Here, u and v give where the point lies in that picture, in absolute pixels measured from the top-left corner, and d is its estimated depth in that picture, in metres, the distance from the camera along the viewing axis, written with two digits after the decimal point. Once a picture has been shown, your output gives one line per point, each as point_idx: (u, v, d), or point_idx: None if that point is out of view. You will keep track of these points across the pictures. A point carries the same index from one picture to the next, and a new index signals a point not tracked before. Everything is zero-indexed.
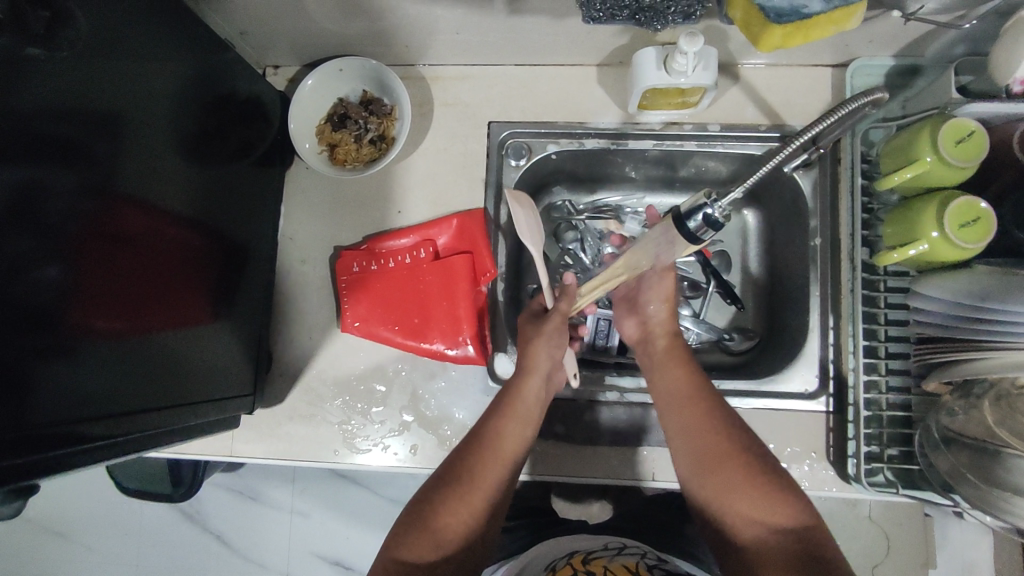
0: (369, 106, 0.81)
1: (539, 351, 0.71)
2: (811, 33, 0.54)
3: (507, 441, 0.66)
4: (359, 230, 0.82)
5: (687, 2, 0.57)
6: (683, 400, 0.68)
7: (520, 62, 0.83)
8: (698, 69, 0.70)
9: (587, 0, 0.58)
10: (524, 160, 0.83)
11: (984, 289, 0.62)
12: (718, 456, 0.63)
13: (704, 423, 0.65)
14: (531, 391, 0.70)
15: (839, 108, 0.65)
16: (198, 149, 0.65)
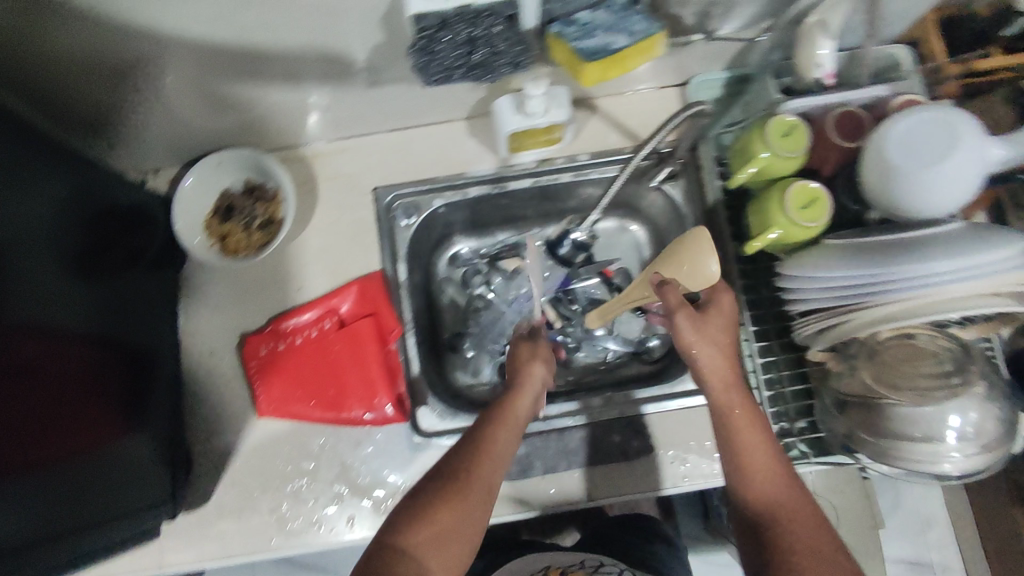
0: (254, 193, 0.83)
1: (536, 369, 0.74)
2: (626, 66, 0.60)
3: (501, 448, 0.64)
4: (263, 313, 0.82)
5: (512, 55, 0.63)
6: (767, 467, 0.60)
7: (393, 128, 0.87)
8: (550, 108, 0.76)
9: (422, 64, 0.61)
10: (413, 218, 0.87)
11: (841, 258, 0.66)
12: (818, 543, 0.57)
13: (795, 501, 0.59)
14: (522, 406, 0.69)
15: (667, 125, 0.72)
16: (87, 266, 0.66)
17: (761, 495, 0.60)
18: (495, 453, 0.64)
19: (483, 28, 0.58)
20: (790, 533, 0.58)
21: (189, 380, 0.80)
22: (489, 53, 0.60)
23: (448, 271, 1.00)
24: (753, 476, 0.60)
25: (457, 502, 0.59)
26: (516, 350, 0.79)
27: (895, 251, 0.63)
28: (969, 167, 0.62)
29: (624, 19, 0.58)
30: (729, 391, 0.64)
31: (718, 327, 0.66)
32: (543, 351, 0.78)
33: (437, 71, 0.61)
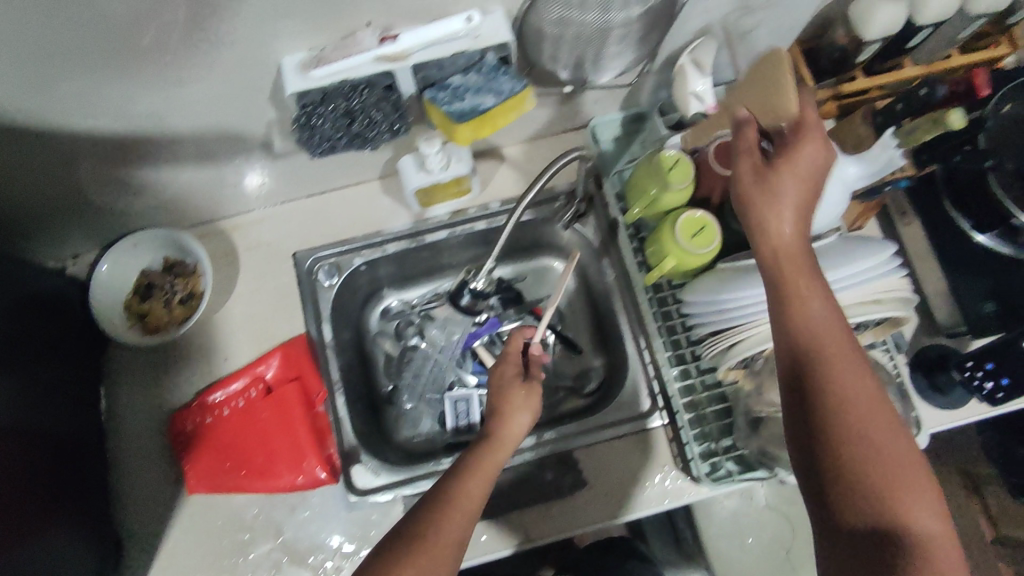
0: (173, 270, 0.85)
1: (518, 420, 0.73)
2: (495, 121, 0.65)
3: (473, 495, 0.63)
4: (190, 388, 0.83)
5: (391, 122, 0.66)
6: (831, 339, 0.52)
7: (307, 194, 0.90)
8: (452, 163, 0.80)
9: (308, 138, 0.65)
10: (335, 278, 0.89)
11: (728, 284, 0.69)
12: (882, 438, 0.49)
13: (864, 389, 0.50)
14: (492, 458, 0.67)
15: (548, 170, 0.71)
16: (9, 358, 0.66)
17: (821, 378, 0.51)
18: (463, 504, 0.62)
19: (360, 99, 0.62)
20: (851, 423, 0.49)
21: (118, 464, 0.79)
22: (368, 124, 0.65)
23: (381, 326, 1.01)
24: (828, 358, 0.51)
25: (420, 558, 0.58)
26: (507, 388, 0.76)
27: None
28: (829, 201, 0.68)
29: (494, 78, 0.63)
30: (792, 260, 0.54)
31: (794, 187, 0.56)
32: (530, 396, 0.75)
33: (319, 143, 0.65)
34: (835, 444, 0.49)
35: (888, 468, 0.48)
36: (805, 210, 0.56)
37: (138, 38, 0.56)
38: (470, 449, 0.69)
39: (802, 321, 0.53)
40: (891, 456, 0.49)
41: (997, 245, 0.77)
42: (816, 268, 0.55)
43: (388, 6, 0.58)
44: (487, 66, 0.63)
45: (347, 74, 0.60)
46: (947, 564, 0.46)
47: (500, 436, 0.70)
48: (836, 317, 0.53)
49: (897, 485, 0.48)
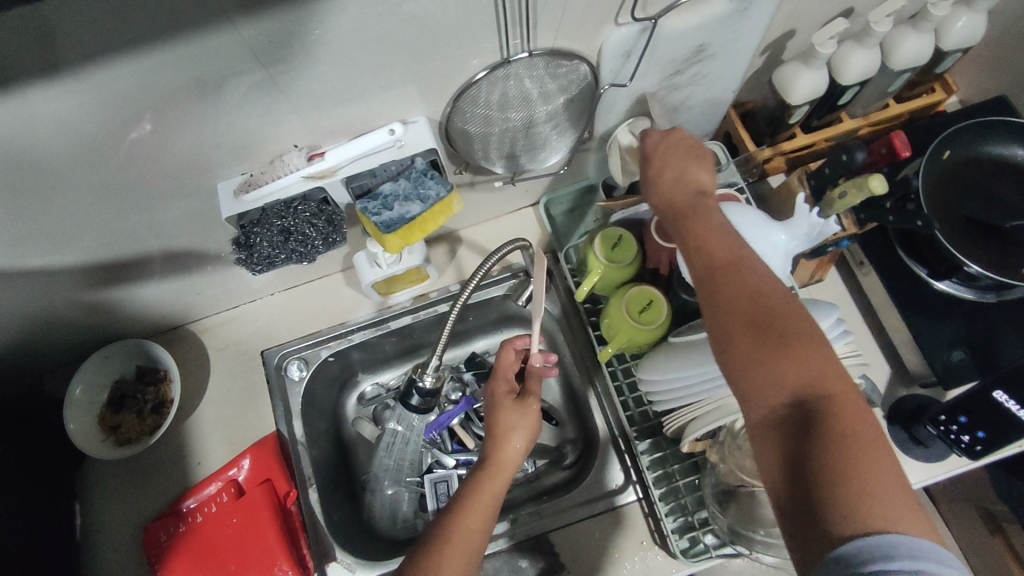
0: (144, 377, 0.87)
1: (516, 441, 0.68)
2: (426, 224, 0.68)
3: (465, 529, 0.60)
4: (165, 496, 0.84)
5: (326, 233, 0.69)
6: (721, 249, 0.55)
7: (274, 292, 0.93)
8: (404, 255, 0.82)
9: (247, 256, 0.68)
10: (304, 371, 0.88)
11: (687, 355, 0.68)
12: (779, 313, 0.51)
13: (756, 278, 0.53)
14: (490, 486, 0.64)
15: (484, 265, 0.71)
16: None
17: (715, 284, 0.54)
18: (462, 535, 0.60)
19: (293, 218, 0.66)
20: (748, 314, 0.51)
21: None
22: (302, 239, 0.68)
23: (357, 412, 0.99)
24: (718, 260, 0.55)
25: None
26: (498, 406, 0.72)
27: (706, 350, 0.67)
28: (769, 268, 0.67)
29: (423, 182, 0.66)
30: (681, 201, 0.60)
31: (667, 167, 0.62)
32: (525, 413, 0.70)
33: (257, 259, 0.69)
34: (737, 337, 0.51)
35: (793, 349, 0.49)
36: (685, 171, 0.62)
37: (83, 182, 0.60)
38: (466, 480, 0.66)
39: (693, 239, 0.57)
40: (795, 340, 0.49)
41: (963, 292, 0.76)
42: (705, 199, 0.60)
43: (314, 127, 0.62)
44: (416, 170, 0.65)
45: (276, 194, 0.63)
46: (864, 427, 0.45)
47: (501, 464, 0.66)
48: (723, 233, 0.56)
49: (805, 357, 0.49)
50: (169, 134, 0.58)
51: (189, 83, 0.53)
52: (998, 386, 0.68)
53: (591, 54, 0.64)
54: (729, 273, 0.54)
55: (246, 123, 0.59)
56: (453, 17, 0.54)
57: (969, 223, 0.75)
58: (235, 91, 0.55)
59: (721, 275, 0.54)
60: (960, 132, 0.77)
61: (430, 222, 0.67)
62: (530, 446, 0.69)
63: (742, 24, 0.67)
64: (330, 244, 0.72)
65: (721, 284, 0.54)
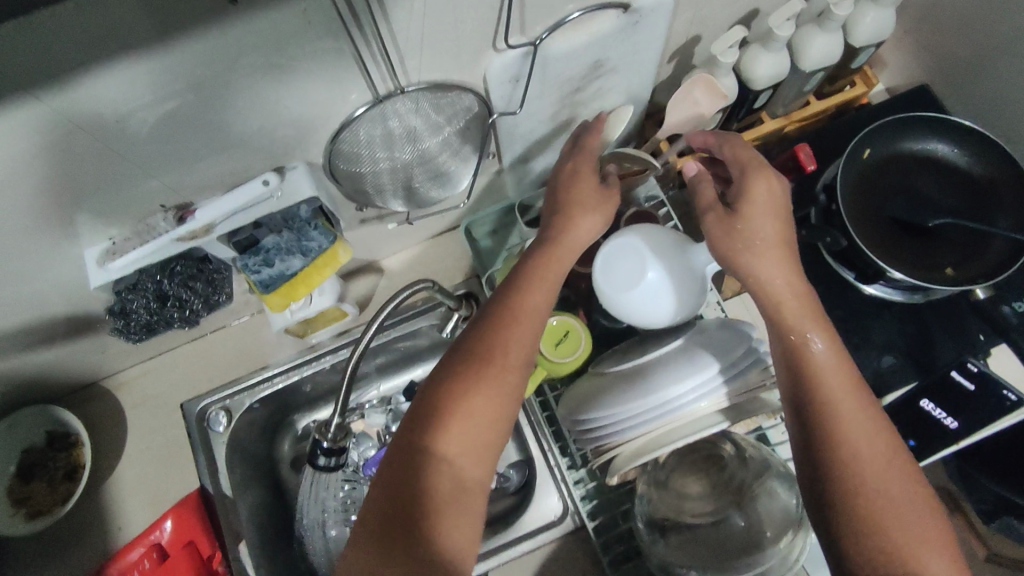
0: (54, 444, 0.82)
1: (583, 222, 0.61)
2: (308, 279, 0.68)
3: (528, 302, 0.57)
4: (87, 564, 0.80)
5: (205, 291, 0.68)
6: (839, 382, 0.54)
7: (188, 340, 0.89)
8: (316, 296, 0.78)
9: (125, 324, 0.66)
10: (226, 423, 0.84)
11: (625, 388, 0.62)
12: (892, 474, 0.51)
13: (874, 432, 0.52)
14: (558, 265, 0.60)
15: (384, 310, 0.67)
16: None
17: (823, 417, 0.53)
18: (524, 314, 0.57)
19: (169, 280, 0.63)
20: (865, 477, 0.51)
21: None
22: (179, 302, 0.66)
23: (287, 451, 0.96)
24: (833, 402, 0.53)
25: (486, 385, 0.53)
26: (577, 180, 0.63)
27: (623, 382, 0.63)
28: (684, 291, 0.65)
29: (307, 232, 0.65)
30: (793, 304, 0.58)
31: (766, 227, 0.60)
32: (606, 198, 0.63)
33: (134, 327, 0.67)
34: (844, 496, 0.51)
35: (903, 514, 0.49)
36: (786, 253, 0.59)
37: None
38: (526, 257, 0.60)
39: (808, 368, 0.55)
40: (909, 513, 0.49)
41: (889, 294, 0.75)
42: (817, 312, 0.58)
43: (177, 186, 0.58)
44: (301, 218, 0.64)
45: (145, 260, 0.59)
46: None
47: (564, 253, 0.61)
48: (841, 366, 0.55)
49: (913, 525, 0.49)
50: (13, 209, 0.53)
51: (23, 158, 0.48)
52: (926, 395, 0.69)
53: (476, 83, 0.60)
54: (844, 416, 0.53)
55: (100, 186, 0.54)
56: (309, 61, 0.50)
57: (893, 225, 0.72)
58: (78, 157, 0.50)
59: (830, 417, 0.53)
60: (880, 129, 0.74)
61: (312, 278, 0.67)
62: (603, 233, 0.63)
63: (636, 38, 0.64)
64: (218, 301, 0.72)
65: (830, 424, 0.53)
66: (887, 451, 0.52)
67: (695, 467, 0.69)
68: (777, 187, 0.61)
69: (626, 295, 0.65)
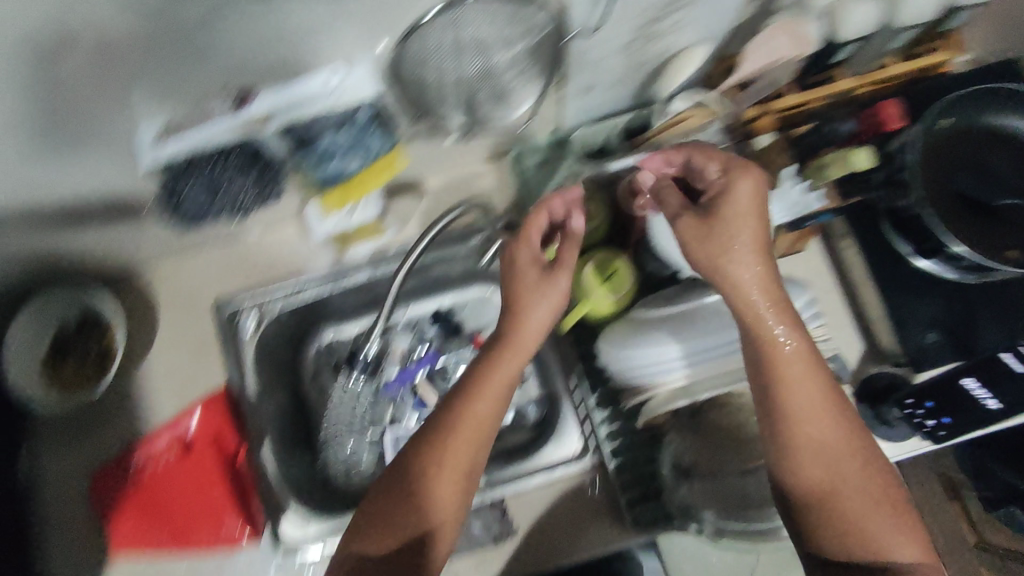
0: (85, 327, 0.82)
1: (535, 316, 0.63)
2: (365, 181, 0.69)
3: (478, 404, 0.60)
4: (111, 447, 0.82)
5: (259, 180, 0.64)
6: (810, 383, 0.58)
7: (224, 240, 0.88)
8: (360, 208, 0.78)
9: (177, 204, 0.63)
10: (257, 326, 0.86)
11: (675, 328, 0.66)
12: (857, 459, 0.58)
13: (841, 427, 0.58)
14: (507, 366, 0.61)
15: (432, 229, 0.71)
16: None
17: (795, 427, 0.58)
18: (473, 422, 0.60)
19: (223, 168, 0.62)
20: (834, 472, 0.57)
21: (42, 535, 0.77)
22: (231, 193, 0.64)
23: (309, 362, 0.93)
24: (802, 411, 0.58)
25: (432, 498, 0.59)
26: (517, 272, 0.64)
27: (665, 330, 0.66)
28: None
29: (364, 136, 0.63)
30: (772, 304, 0.58)
31: (741, 225, 0.58)
32: (550, 286, 0.63)
33: (186, 212, 0.64)
34: (818, 495, 0.57)
35: (868, 495, 0.57)
36: (769, 258, 0.59)
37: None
38: (479, 359, 0.63)
39: (779, 380, 0.58)
40: (871, 498, 0.57)
41: (943, 270, 0.72)
42: (787, 302, 0.59)
43: (238, 69, 0.55)
44: (358, 122, 0.62)
45: (203, 142, 0.57)
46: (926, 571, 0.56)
47: (523, 347, 0.62)
48: (809, 364, 0.58)
49: (874, 507, 0.57)
50: (73, 70, 0.50)
51: (90, 11, 0.46)
52: (971, 373, 0.68)
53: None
54: (809, 422, 0.58)
55: (162, 61, 0.52)
56: None
57: (959, 199, 0.70)
58: (144, 22, 0.48)
59: (796, 427, 0.58)
60: (960, 100, 0.71)
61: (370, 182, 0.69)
62: (554, 319, 0.63)
63: None
64: (270, 199, 0.68)
65: (800, 433, 0.58)
66: (847, 439, 0.58)
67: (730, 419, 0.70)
68: (760, 183, 0.60)
69: (665, 241, 0.71)
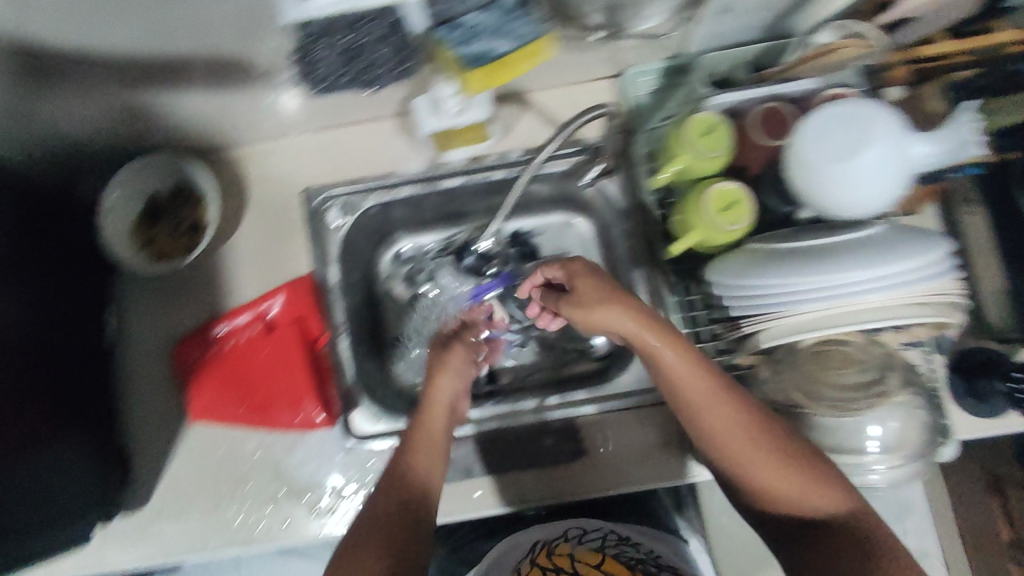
0: (181, 195, 0.83)
1: (444, 384, 0.74)
2: (510, 69, 0.61)
3: (425, 432, 0.68)
4: (196, 318, 0.83)
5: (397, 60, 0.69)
6: (695, 383, 0.58)
7: (321, 127, 0.86)
8: (469, 109, 0.75)
9: (314, 75, 0.70)
10: (347, 215, 0.86)
11: (802, 256, 0.61)
12: (779, 438, 0.57)
13: (722, 419, 0.57)
14: (434, 423, 0.69)
15: (569, 126, 0.74)
16: (14, 273, 0.66)
17: (700, 428, 0.59)
18: (426, 439, 0.68)
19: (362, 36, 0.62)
20: (770, 457, 0.56)
21: (127, 386, 0.82)
22: (368, 60, 0.67)
23: (390, 268, 0.97)
24: (698, 411, 0.58)
25: (394, 492, 0.62)
26: (442, 356, 0.78)
27: (816, 256, 0.60)
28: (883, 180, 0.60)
29: (509, 22, 0.58)
30: (641, 331, 0.60)
31: (596, 292, 0.63)
32: (467, 363, 0.78)
33: (320, 78, 0.71)
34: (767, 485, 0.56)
35: (801, 473, 0.56)
36: (618, 316, 0.61)
37: None
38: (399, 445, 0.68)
39: (673, 385, 0.59)
40: (808, 479, 0.56)
41: None
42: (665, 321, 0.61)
43: None
44: (501, 6, 0.58)
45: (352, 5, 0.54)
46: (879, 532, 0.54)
47: (401, 439, 0.69)
48: (694, 363, 0.58)
49: (805, 486, 0.56)
50: None
51: None
52: None
53: None
54: (718, 416, 0.58)
55: None
56: None
57: None
58: None
59: (712, 422, 0.58)
60: None
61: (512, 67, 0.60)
62: (457, 387, 0.74)
63: None
64: (405, 75, 0.73)
65: (712, 430, 0.58)
66: (763, 420, 0.57)
67: (845, 363, 0.65)
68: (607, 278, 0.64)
69: (835, 167, 0.59)
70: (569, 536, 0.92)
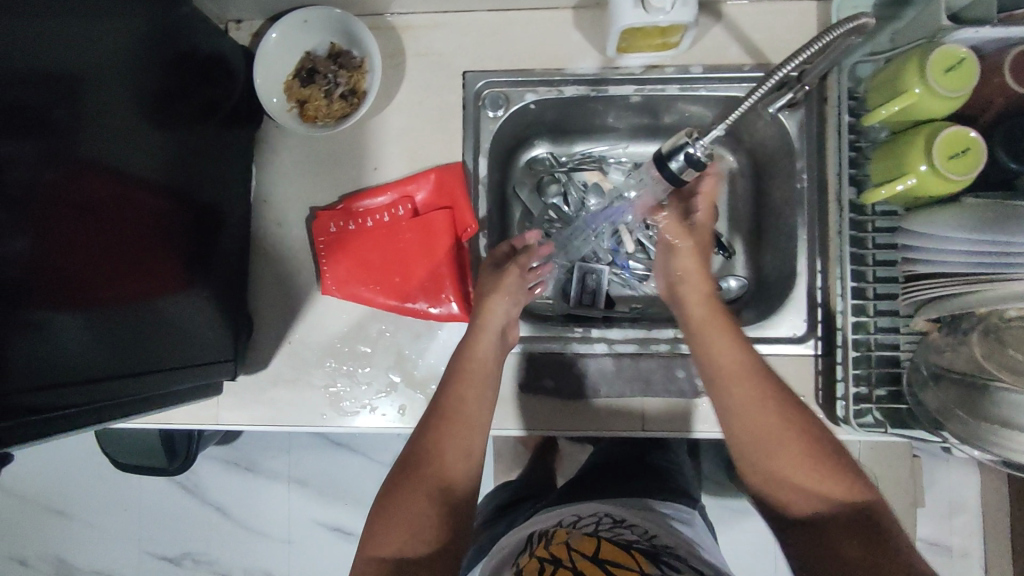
0: (338, 59, 0.78)
1: (495, 305, 0.74)
2: None
3: (472, 363, 0.71)
4: (336, 189, 0.81)
5: None
6: (731, 365, 0.67)
7: (492, 6, 0.80)
8: (677, 5, 0.68)
9: None
10: (501, 110, 0.80)
11: (981, 222, 0.59)
12: (791, 423, 0.64)
13: (751, 393, 0.65)
14: (483, 346, 0.71)
15: (825, 35, 0.56)
16: (165, 109, 0.63)
17: (722, 397, 0.66)
18: (472, 368, 0.70)
19: None
20: (772, 432, 0.63)
21: (258, 250, 0.80)
22: None
23: (523, 175, 0.93)
24: (727, 382, 0.66)
25: (441, 432, 0.68)
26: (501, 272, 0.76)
27: (998, 221, 0.59)
28: None
29: None
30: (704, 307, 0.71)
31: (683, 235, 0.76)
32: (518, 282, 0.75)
33: None
34: (761, 455, 0.64)
35: (801, 452, 0.62)
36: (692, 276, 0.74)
37: None
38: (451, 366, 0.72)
39: (707, 357, 0.68)
40: (802, 460, 0.62)
41: None
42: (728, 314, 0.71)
43: None
44: None
45: None
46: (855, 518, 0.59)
47: (449, 366, 0.72)
48: (733, 342, 0.68)
49: (800, 466, 0.62)
50: None
51: None
52: None
53: None
54: (742, 389, 0.65)
55: None
56: None
57: None
58: None
59: (733, 394, 0.66)
60: None
61: None
62: (512, 309, 0.74)
63: None
64: None
65: (729, 399, 0.66)
66: (779, 403, 0.64)
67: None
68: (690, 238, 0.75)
69: None
70: (562, 523, 0.71)
